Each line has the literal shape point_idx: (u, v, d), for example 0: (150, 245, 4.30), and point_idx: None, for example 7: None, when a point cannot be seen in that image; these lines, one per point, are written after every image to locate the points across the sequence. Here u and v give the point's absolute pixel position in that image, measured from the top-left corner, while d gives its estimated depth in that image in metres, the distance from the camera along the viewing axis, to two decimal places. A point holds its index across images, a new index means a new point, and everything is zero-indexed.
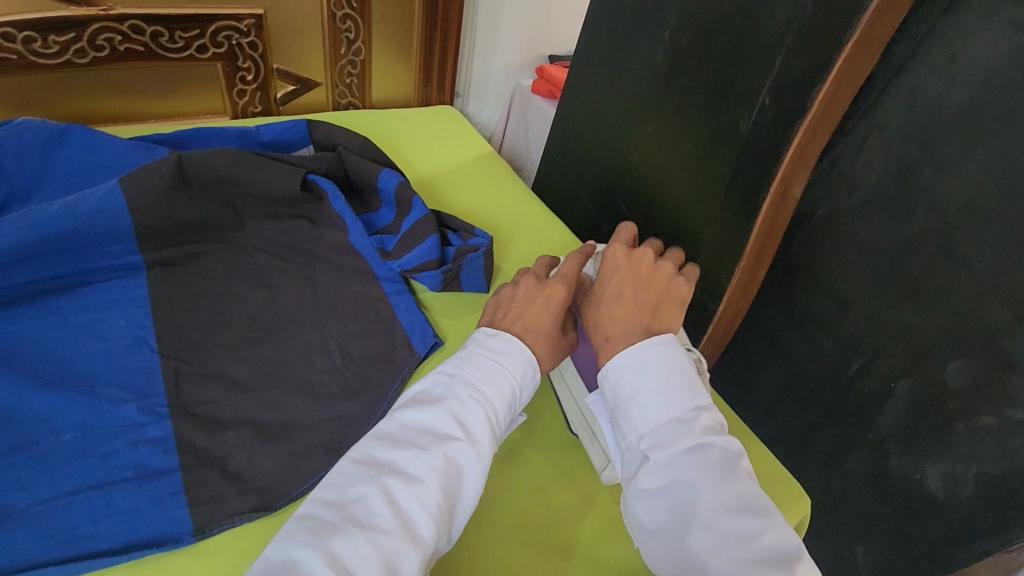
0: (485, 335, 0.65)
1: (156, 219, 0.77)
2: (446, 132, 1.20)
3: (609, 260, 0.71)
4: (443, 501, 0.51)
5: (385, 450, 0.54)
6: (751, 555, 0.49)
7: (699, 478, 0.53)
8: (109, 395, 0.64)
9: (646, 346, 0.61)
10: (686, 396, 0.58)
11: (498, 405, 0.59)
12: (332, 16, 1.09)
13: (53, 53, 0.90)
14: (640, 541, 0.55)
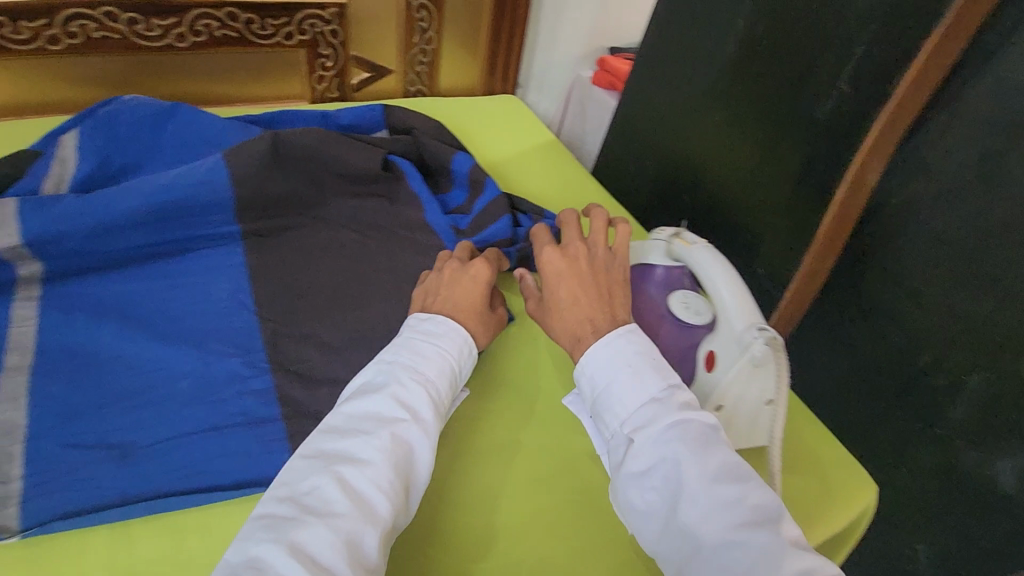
0: (419, 322, 0.66)
1: (253, 192, 0.82)
2: (509, 118, 1.24)
3: (546, 264, 0.67)
4: (394, 478, 0.51)
5: (334, 442, 0.52)
6: (740, 520, 0.47)
7: (682, 451, 0.51)
8: (216, 350, 0.70)
9: (612, 337, 0.60)
10: (655, 376, 0.57)
11: (438, 383, 0.60)
12: (407, 6, 1.13)
13: (156, 36, 0.96)
14: (637, 527, 0.52)
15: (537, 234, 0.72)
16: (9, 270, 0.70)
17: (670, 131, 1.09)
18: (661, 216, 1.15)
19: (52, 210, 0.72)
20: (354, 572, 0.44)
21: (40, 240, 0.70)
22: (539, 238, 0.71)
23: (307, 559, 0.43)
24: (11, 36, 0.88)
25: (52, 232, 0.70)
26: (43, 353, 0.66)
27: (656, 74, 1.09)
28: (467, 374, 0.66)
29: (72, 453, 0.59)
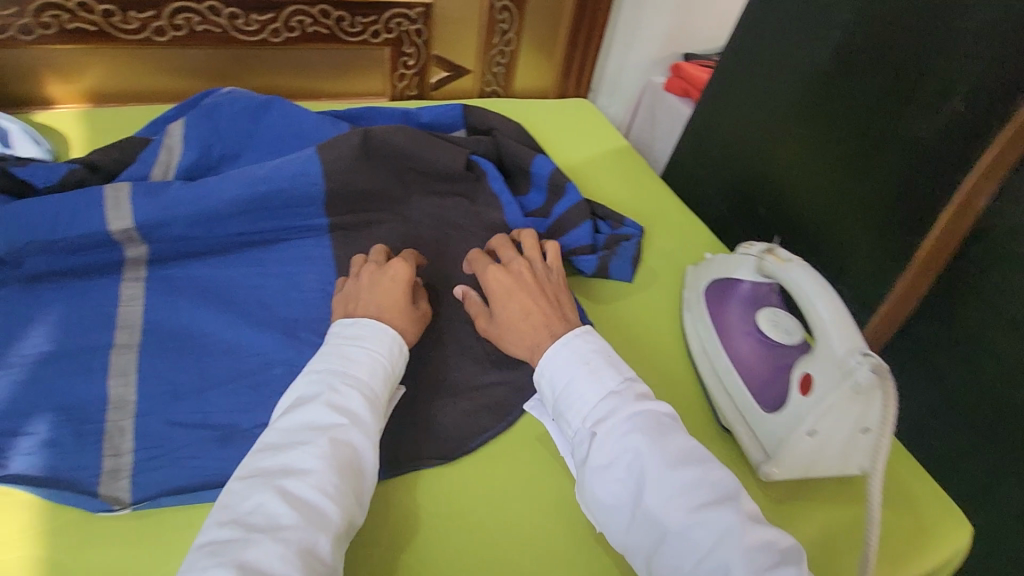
0: (341, 327, 0.64)
1: (344, 186, 0.83)
2: (584, 123, 1.23)
3: (490, 284, 0.74)
4: (338, 483, 0.52)
5: (272, 458, 0.53)
6: (699, 500, 0.54)
7: (641, 441, 0.57)
8: (308, 339, 0.72)
9: (568, 338, 0.67)
10: (609, 375, 0.63)
11: (374, 383, 0.60)
12: (491, 6, 1.14)
13: (253, 31, 0.99)
14: (605, 520, 0.58)
15: (476, 260, 0.78)
16: (119, 251, 0.73)
17: (750, 142, 1.07)
18: (737, 227, 1.12)
19: (161, 194, 0.74)
20: None
21: (149, 225, 0.73)
22: (478, 263, 0.78)
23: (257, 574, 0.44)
24: (121, 26, 0.92)
25: (161, 217, 0.73)
26: (151, 333, 0.68)
27: (738, 83, 1.08)
28: (404, 371, 0.65)
29: (178, 432, 0.61)
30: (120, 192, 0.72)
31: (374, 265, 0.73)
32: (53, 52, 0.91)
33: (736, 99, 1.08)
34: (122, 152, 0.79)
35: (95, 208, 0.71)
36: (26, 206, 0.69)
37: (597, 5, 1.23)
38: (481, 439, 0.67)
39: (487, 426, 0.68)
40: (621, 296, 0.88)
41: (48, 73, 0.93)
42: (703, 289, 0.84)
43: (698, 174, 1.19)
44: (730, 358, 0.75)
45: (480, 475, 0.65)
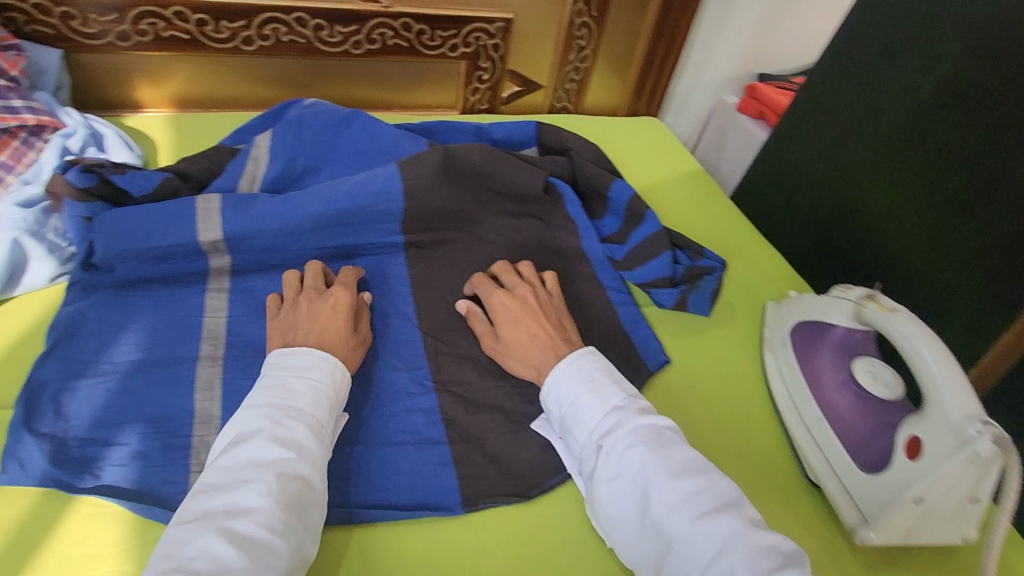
0: (280, 357, 0.61)
1: (422, 205, 0.82)
2: (656, 144, 1.20)
3: (498, 306, 0.73)
4: (285, 520, 0.49)
5: (214, 500, 0.49)
6: (703, 508, 0.53)
7: (647, 453, 0.57)
8: (385, 361, 0.71)
9: (574, 355, 0.66)
10: (613, 390, 0.63)
11: (320, 413, 0.58)
12: (570, 23, 1.12)
13: (336, 42, 1.00)
14: (615, 533, 0.57)
15: (479, 282, 0.77)
16: (204, 261, 0.73)
17: (832, 169, 1.05)
18: (817, 262, 1.08)
19: (249, 207, 0.74)
20: None
21: (236, 237, 0.73)
22: (481, 285, 0.76)
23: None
24: (213, 35, 0.93)
25: (249, 229, 0.73)
26: (234, 346, 0.68)
27: (825, 108, 1.05)
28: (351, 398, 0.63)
29: None
30: (210, 204, 0.73)
31: (314, 291, 0.70)
32: (146, 58, 0.93)
33: (820, 125, 1.06)
34: (210, 162, 0.79)
35: (187, 220, 0.71)
36: (123, 215, 0.70)
37: (676, 24, 1.20)
38: (559, 479, 0.64)
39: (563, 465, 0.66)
40: (699, 331, 0.84)
41: (140, 78, 0.95)
42: (787, 330, 0.80)
43: (778, 202, 1.16)
44: (822, 408, 0.72)
45: (558, 516, 0.62)
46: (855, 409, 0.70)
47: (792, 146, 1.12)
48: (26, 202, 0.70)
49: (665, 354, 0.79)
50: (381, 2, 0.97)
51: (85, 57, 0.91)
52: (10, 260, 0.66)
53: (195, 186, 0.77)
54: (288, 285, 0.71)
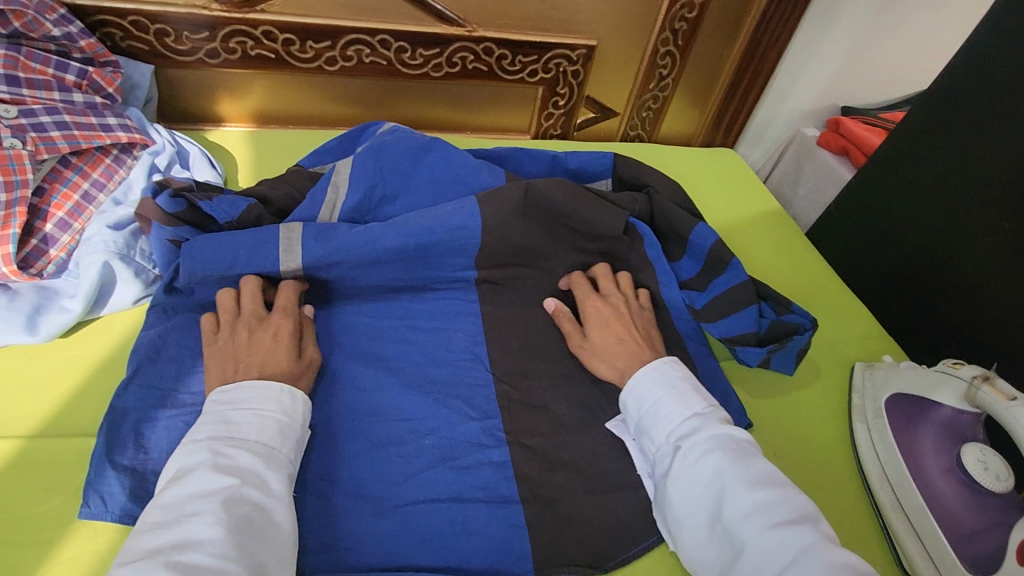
0: (218, 392, 0.58)
1: (502, 241, 0.78)
2: (735, 179, 1.15)
3: (593, 309, 0.75)
4: (236, 546, 0.47)
5: (158, 539, 0.46)
6: (778, 518, 0.53)
7: (723, 458, 0.58)
8: (456, 408, 0.68)
9: (657, 361, 0.68)
10: (695, 398, 0.64)
11: (269, 438, 0.55)
12: (655, 51, 1.11)
13: (417, 64, 0.98)
14: (681, 535, 0.57)
15: (577, 283, 0.79)
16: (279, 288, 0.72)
17: (924, 216, 0.97)
18: (906, 319, 1.00)
19: (327, 238, 0.72)
20: None
21: (314, 265, 0.72)
22: (577, 287, 0.78)
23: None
24: (298, 54, 0.93)
25: (329, 259, 0.72)
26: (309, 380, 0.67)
27: (920, 154, 0.98)
28: (309, 421, 0.60)
29: (332, 499, 0.59)
30: (293, 232, 0.71)
31: (252, 316, 0.65)
32: (231, 74, 0.94)
33: (914, 170, 0.99)
34: (291, 187, 0.79)
35: (271, 247, 0.70)
36: (208, 239, 0.69)
37: (764, 55, 1.19)
38: (635, 551, 0.61)
39: (640, 535, 0.62)
40: (783, 391, 0.79)
41: (223, 93, 0.96)
42: (883, 400, 0.74)
43: (859, 249, 1.09)
44: (923, 496, 0.66)
45: None
46: (957, 497, 0.65)
47: (879, 191, 1.05)
48: (116, 224, 0.71)
49: (748, 418, 0.74)
50: (465, 27, 0.96)
51: (174, 71, 0.92)
52: (99, 282, 0.66)
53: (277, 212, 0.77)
54: (224, 306, 0.66)
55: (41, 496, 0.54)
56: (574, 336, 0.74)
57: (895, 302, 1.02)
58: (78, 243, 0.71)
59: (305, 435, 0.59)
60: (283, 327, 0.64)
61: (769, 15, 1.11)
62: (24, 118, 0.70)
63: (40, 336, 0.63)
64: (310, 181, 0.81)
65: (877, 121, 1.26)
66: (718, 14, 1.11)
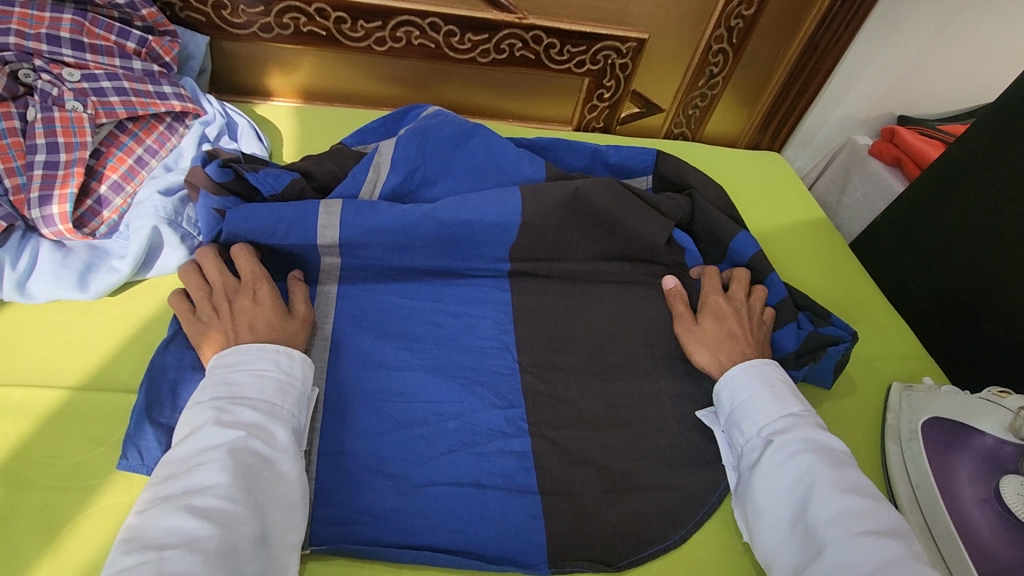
0: (219, 355, 0.58)
1: (538, 233, 0.78)
2: (780, 187, 1.12)
3: (713, 302, 0.76)
4: (243, 492, 0.48)
5: (171, 486, 0.48)
6: (865, 526, 0.53)
7: (815, 460, 0.58)
8: (481, 395, 0.68)
9: (759, 360, 0.69)
10: (792, 400, 0.65)
11: (272, 394, 0.56)
12: (707, 49, 1.09)
13: (465, 49, 0.98)
14: (759, 527, 0.58)
15: (709, 275, 0.80)
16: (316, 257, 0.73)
17: (981, 233, 0.93)
18: (947, 339, 0.96)
19: (366, 217, 0.72)
20: None
21: (351, 241, 0.73)
22: (709, 279, 0.79)
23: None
24: (349, 33, 0.94)
25: (366, 236, 0.72)
26: (340, 355, 0.69)
27: (979, 171, 0.94)
28: (308, 377, 0.60)
29: (356, 474, 0.60)
30: (333, 207, 0.72)
31: (225, 286, 0.65)
32: (283, 49, 0.95)
33: (977, 185, 0.94)
34: (334, 165, 0.80)
35: (312, 219, 0.71)
36: (249, 210, 0.70)
37: (821, 59, 1.16)
38: (650, 551, 0.61)
39: (656, 537, 0.62)
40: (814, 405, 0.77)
41: (273, 67, 0.98)
42: (919, 422, 0.72)
43: (908, 266, 1.05)
44: (958, 526, 0.64)
45: None
46: (995, 530, 0.62)
47: (931, 208, 1.02)
48: (166, 190, 0.73)
49: None
50: (515, 14, 0.95)
51: (228, 44, 0.94)
52: (148, 245, 0.69)
53: (319, 187, 0.78)
54: (192, 284, 0.65)
55: (84, 445, 0.56)
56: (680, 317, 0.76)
57: (944, 324, 0.98)
58: (130, 206, 0.73)
59: (306, 391, 0.60)
60: (260, 293, 0.64)
61: (830, 17, 1.09)
62: (86, 83, 0.73)
63: (91, 293, 0.66)
64: (352, 160, 0.83)
65: (936, 133, 1.19)
66: (774, 15, 1.09)
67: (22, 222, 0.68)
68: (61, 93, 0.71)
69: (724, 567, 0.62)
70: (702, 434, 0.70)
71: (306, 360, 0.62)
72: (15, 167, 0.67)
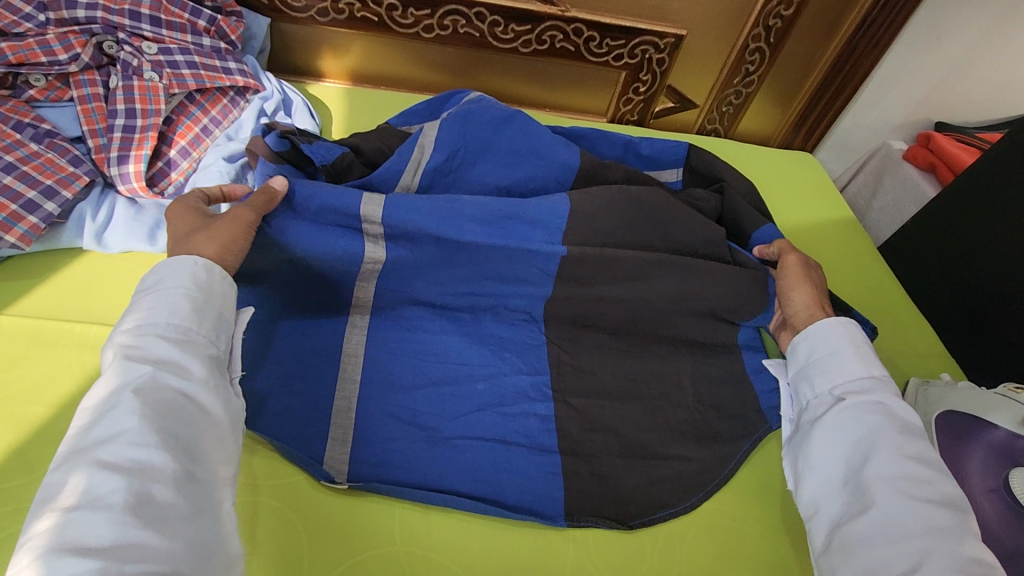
0: (145, 280, 0.59)
1: (585, 229, 0.77)
2: (826, 185, 1.15)
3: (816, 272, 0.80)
4: (156, 428, 0.48)
5: (83, 437, 0.48)
6: (918, 493, 0.56)
7: (884, 423, 0.61)
8: (509, 360, 0.73)
9: (839, 320, 0.71)
10: (873, 363, 0.67)
11: (184, 322, 0.56)
12: (744, 47, 1.11)
13: (507, 39, 1.03)
14: (808, 475, 0.62)
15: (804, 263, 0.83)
16: (360, 245, 0.72)
17: (1013, 241, 0.94)
18: (970, 342, 0.97)
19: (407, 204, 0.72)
20: (142, 529, 0.43)
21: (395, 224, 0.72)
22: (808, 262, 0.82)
23: (81, 552, 0.41)
24: (399, 20, 0.99)
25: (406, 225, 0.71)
26: (379, 317, 0.74)
27: (1013, 179, 0.95)
28: (225, 295, 0.60)
29: (390, 423, 0.65)
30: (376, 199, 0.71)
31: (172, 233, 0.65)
32: (335, 33, 1.01)
33: (1013, 192, 0.95)
34: (381, 142, 0.85)
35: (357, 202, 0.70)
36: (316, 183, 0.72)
37: (858, 62, 1.18)
38: (664, 514, 0.64)
39: (668, 501, 0.65)
40: None
41: (326, 50, 1.04)
42: (932, 415, 0.73)
43: (937, 271, 1.06)
44: None
45: (656, 550, 0.62)
46: (1001, 519, 0.64)
47: (960, 210, 1.03)
48: (229, 156, 0.79)
49: None
50: (558, 7, 0.98)
51: (287, 26, 1.00)
52: None
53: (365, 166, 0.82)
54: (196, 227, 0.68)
55: None
56: (787, 262, 0.79)
57: (968, 328, 0.98)
58: (195, 170, 0.79)
59: (227, 312, 0.60)
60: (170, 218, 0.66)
61: (869, 20, 1.11)
62: (162, 56, 0.79)
63: (158, 246, 0.72)
64: (397, 139, 0.87)
65: (974, 140, 1.18)
66: (813, 17, 1.11)
67: (101, 178, 0.74)
68: (140, 64, 0.78)
69: (732, 536, 0.65)
70: (716, 413, 0.74)
71: (233, 281, 0.63)
72: (98, 129, 0.75)
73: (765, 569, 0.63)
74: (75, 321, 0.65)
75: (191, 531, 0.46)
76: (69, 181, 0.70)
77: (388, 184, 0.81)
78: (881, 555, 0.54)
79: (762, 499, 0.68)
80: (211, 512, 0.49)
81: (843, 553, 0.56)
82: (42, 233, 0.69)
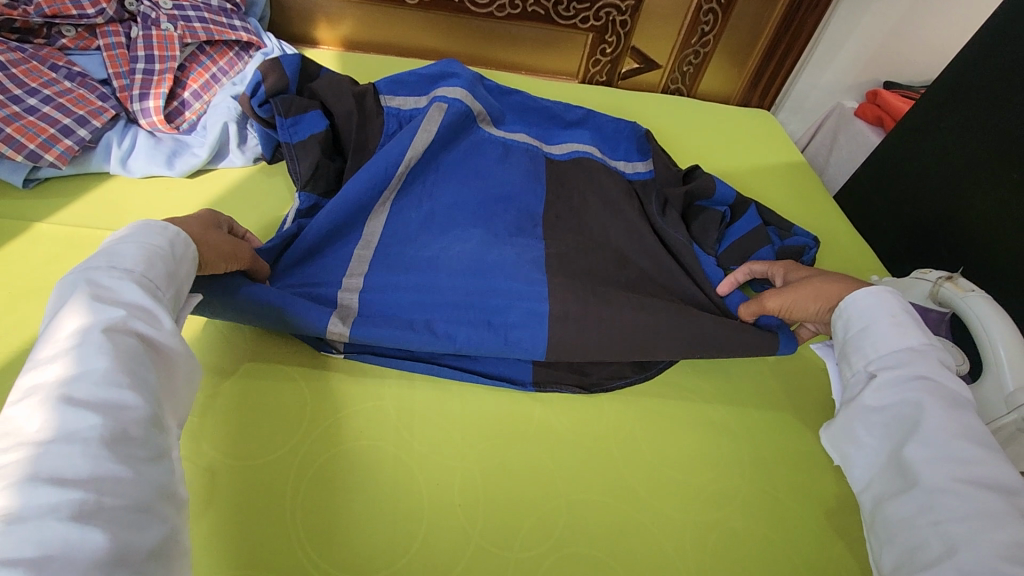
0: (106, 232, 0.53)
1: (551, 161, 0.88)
2: (777, 134, 1.26)
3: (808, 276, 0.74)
4: (128, 370, 0.43)
5: (33, 375, 0.41)
6: (966, 473, 0.50)
7: (924, 397, 0.55)
8: None
9: (872, 291, 0.65)
10: (914, 332, 0.61)
11: (155, 273, 0.51)
12: (699, 8, 1.24)
13: (483, 4, 1.14)
14: (854, 454, 0.58)
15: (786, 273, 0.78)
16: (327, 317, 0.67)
17: (947, 174, 1.03)
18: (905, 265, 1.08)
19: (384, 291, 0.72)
20: (122, 468, 0.39)
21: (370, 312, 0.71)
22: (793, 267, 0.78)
23: (57, 483, 0.36)
24: None
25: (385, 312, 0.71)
26: None
27: (944, 119, 1.05)
28: (190, 265, 0.56)
29: None
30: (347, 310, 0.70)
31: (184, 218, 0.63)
32: (330, 3, 1.12)
33: (944, 130, 1.05)
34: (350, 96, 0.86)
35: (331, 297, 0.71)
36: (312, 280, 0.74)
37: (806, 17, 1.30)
38: (619, 383, 0.74)
39: (623, 373, 0.75)
40: None
41: (322, 19, 1.15)
42: None
43: (881, 208, 1.17)
44: None
45: (611, 409, 0.72)
46: None
47: (915, 145, 1.10)
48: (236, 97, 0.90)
49: None
50: None
51: None
52: (220, 138, 0.85)
53: (331, 179, 0.83)
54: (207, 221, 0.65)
55: None
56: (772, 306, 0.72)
57: (908, 256, 1.10)
58: (205, 110, 0.89)
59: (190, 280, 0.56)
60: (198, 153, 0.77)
61: None
62: (176, 10, 0.89)
63: (175, 171, 0.82)
64: None
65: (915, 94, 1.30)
66: None
67: (125, 114, 0.85)
68: (158, 16, 0.88)
69: (680, 401, 0.74)
70: None
71: (199, 260, 0.58)
72: (121, 72, 0.85)
73: (709, 427, 0.72)
74: (108, 229, 0.75)
75: (161, 471, 0.42)
76: (98, 113, 0.81)
77: (371, 196, 0.78)
78: (919, 539, 0.49)
79: (707, 375, 0.78)
80: (170, 459, 0.44)
81: (886, 532, 0.52)
82: (75, 156, 0.79)
